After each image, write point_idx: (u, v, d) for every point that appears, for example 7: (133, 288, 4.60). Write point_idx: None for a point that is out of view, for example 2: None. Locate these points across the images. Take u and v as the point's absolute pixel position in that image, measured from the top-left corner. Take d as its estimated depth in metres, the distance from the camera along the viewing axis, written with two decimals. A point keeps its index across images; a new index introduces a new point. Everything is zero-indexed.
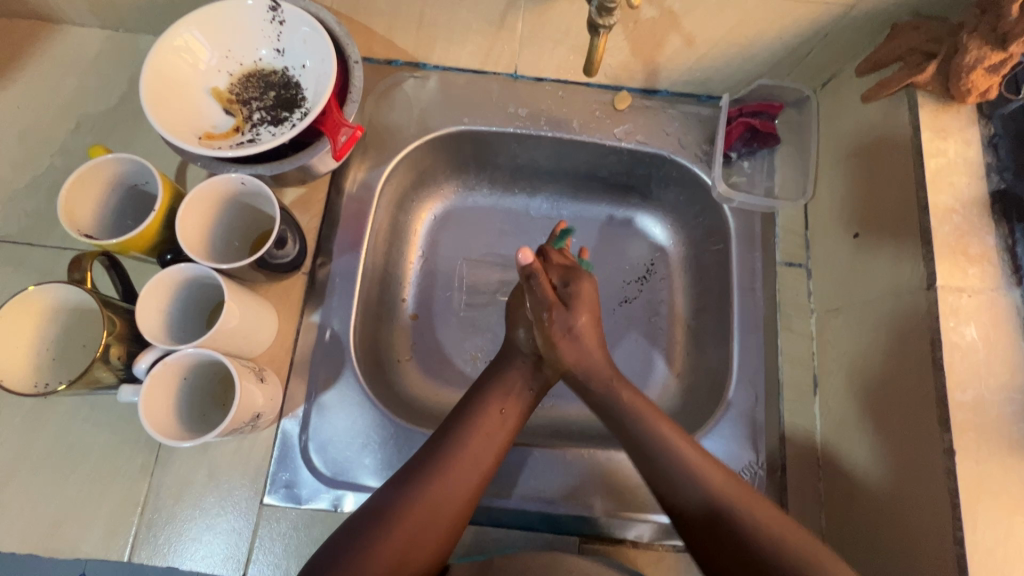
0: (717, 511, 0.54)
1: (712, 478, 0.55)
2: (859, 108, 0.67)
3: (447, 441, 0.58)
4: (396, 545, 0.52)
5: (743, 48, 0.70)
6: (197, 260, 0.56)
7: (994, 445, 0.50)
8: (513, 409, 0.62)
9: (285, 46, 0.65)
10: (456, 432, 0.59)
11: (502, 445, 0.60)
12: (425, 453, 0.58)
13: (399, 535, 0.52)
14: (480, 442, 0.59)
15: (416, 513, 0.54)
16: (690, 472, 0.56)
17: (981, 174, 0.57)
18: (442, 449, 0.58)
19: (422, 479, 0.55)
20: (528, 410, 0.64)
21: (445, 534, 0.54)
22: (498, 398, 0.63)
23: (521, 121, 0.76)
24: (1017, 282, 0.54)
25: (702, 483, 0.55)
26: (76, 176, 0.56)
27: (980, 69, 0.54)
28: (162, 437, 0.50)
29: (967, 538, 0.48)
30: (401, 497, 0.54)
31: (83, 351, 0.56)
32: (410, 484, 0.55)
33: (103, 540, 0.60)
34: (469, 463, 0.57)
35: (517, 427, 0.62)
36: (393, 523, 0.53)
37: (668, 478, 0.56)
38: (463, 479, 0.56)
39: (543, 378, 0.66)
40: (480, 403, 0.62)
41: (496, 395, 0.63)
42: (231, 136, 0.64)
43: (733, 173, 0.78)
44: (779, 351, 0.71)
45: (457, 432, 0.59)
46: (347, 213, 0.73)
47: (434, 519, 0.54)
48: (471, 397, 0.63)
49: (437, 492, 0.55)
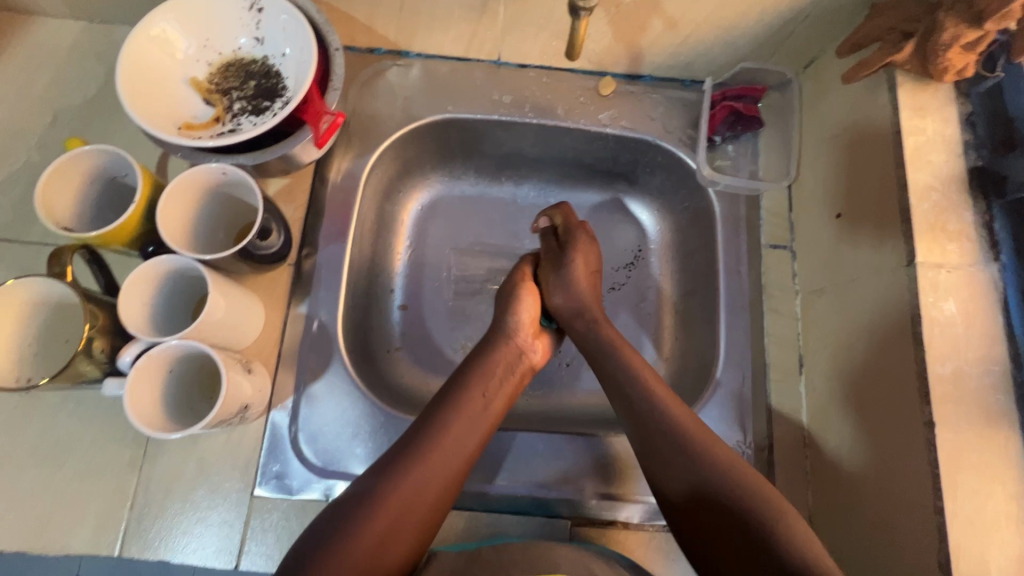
0: (705, 489, 0.54)
1: (724, 459, 0.55)
2: (840, 89, 0.68)
3: (432, 424, 0.58)
4: (380, 530, 0.51)
5: (725, 32, 0.70)
6: (178, 252, 0.55)
7: (972, 416, 0.51)
8: (496, 393, 0.62)
9: (264, 34, 0.64)
10: (442, 415, 0.59)
11: (485, 429, 0.60)
12: (408, 439, 0.57)
13: (379, 521, 0.51)
14: (463, 425, 0.59)
15: (397, 500, 0.53)
16: (690, 453, 0.56)
17: (959, 152, 0.58)
18: (425, 434, 0.57)
19: (404, 464, 0.55)
20: (512, 395, 0.64)
21: (425, 522, 0.54)
22: (481, 381, 0.62)
23: (505, 107, 0.76)
24: (994, 257, 0.55)
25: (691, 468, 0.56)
26: (54, 167, 0.55)
27: (957, 47, 0.55)
28: (145, 429, 0.50)
29: (947, 508, 0.49)
30: (381, 484, 0.54)
31: (66, 345, 0.54)
32: (395, 469, 0.54)
33: (93, 536, 0.60)
34: (452, 446, 0.57)
35: (501, 409, 0.62)
36: (372, 509, 0.52)
37: (664, 459, 0.57)
38: (447, 461, 0.56)
39: (526, 361, 0.67)
40: (464, 385, 0.62)
41: (480, 378, 0.63)
42: (211, 126, 0.64)
43: (717, 156, 0.79)
44: (765, 332, 0.72)
45: (442, 415, 0.59)
46: (333, 203, 0.72)
47: (415, 506, 0.53)
48: (455, 380, 0.63)
49: (419, 479, 0.54)
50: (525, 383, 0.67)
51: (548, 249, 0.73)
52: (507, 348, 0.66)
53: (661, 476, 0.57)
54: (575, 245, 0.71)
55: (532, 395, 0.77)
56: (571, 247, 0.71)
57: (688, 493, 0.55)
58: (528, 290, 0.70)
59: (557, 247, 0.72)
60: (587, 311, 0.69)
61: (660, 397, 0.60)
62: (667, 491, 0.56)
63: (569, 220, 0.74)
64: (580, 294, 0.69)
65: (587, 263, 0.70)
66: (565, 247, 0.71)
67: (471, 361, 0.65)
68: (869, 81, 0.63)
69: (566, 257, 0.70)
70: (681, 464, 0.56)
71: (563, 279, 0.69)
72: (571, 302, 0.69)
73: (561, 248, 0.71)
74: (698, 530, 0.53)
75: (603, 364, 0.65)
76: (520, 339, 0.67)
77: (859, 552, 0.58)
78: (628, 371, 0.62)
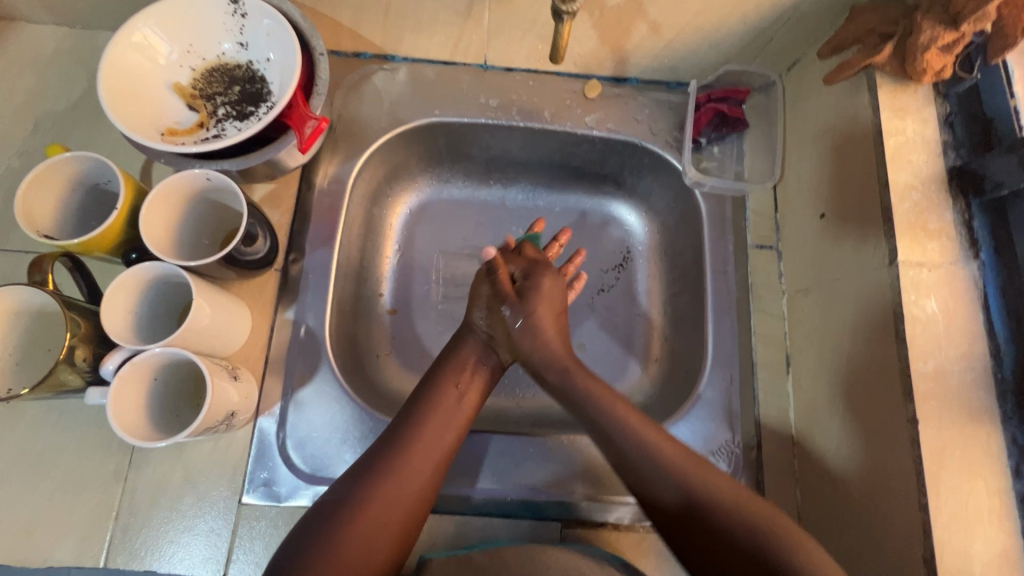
0: (696, 507, 0.53)
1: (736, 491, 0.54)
2: (822, 91, 0.69)
3: (409, 421, 0.58)
4: (362, 533, 0.51)
5: (709, 34, 0.71)
6: (163, 258, 0.54)
7: (954, 412, 0.51)
8: (468, 387, 0.62)
9: (248, 39, 0.64)
10: (417, 411, 0.59)
11: (461, 424, 0.60)
12: (385, 434, 0.57)
13: (361, 525, 0.51)
14: (439, 420, 0.59)
15: (376, 498, 0.53)
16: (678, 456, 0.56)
17: (938, 152, 0.58)
18: (387, 445, 0.56)
19: (384, 460, 0.55)
20: (485, 388, 0.64)
21: (408, 518, 0.53)
22: (453, 376, 0.63)
23: (492, 111, 0.76)
24: (974, 255, 0.55)
25: (679, 476, 0.54)
26: (34, 175, 0.54)
27: (934, 48, 0.55)
28: (130, 439, 0.49)
29: (931, 503, 0.49)
30: (359, 489, 0.53)
31: (48, 354, 0.54)
32: (370, 471, 0.54)
33: (77, 547, 0.59)
34: (432, 436, 0.57)
35: (479, 399, 0.63)
36: (358, 508, 0.52)
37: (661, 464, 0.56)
38: (424, 457, 0.56)
39: (497, 359, 0.67)
40: (435, 384, 0.62)
41: (453, 371, 0.63)
42: (195, 131, 0.63)
43: (703, 158, 0.80)
44: (752, 332, 0.72)
45: (415, 415, 0.59)
46: (320, 208, 0.72)
47: (395, 507, 0.53)
48: (428, 377, 0.63)
49: (397, 478, 0.54)
50: (496, 377, 0.67)
51: (501, 298, 0.66)
52: (478, 341, 0.67)
53: (648, 491, 0.56)
54: (540, 299, 0.66)
55: (523, 397, 0.77)
56: (532, 295, 0.66)
57: (676, 508, 0.54)
58: (500, 294, 0.68)
59: (517, 295, 0.66)
60: (557, 361, 0.64)
61: (646, 410, 0.59)
62: (660, 503, 0.55)
63: (525, 267, 0.69)
64: (548, 347, 0.65)
65: (553, 305, 0.67)
66: (523, 296, 0.66)
67: (442, 359, 0.65)
68: (850, 83, 0.64)
69: (529, 308, 0.65)
70: (670, 480, 0.55)
71: (530, 329, 0.65)
72: (535, 357, 0.65)
73: (525, 294, 0.66)
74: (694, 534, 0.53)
75: (567, 353, 0.66)
76: (492, 334, 0.68)
77: (847, 550, 0.58)
78: (589, 392, 0.61)
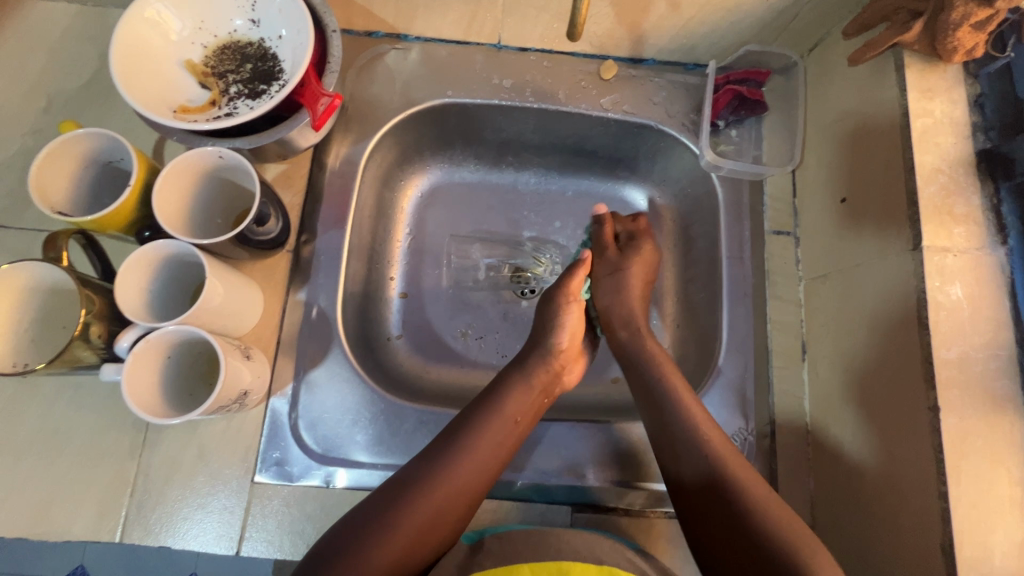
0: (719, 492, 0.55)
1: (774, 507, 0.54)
2: (846, 71, 0.67)
3: (468, 435, 0.58)
4: (406, 537, 0.52)
5: (729, 13, 0.70)
6: (175, 237, 0.54)
7: (978, 399, 0.50)
8: (529, 412, 0.62)
9: (260, 16, 0.64)
10: (476, 428, 0.58)
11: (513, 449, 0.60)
12: (455, 427, 0.59)
13: (407, 530, 0.52)
14: (493, 445, 0.58)
15: (426, 508, 0.54)
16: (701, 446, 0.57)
17: (967, 134, 0.57)
18: (444, 457, 0.56)
19: (440, 473, 0.55)
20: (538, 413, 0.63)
21: (461, 515, 0.55)
22: (515, 401, 0.61)
23: (506, 92, 0.75)
24: (1002, 241, 0.54)
25: (705, 460, 0.57)
26: (47, 151, 0.54)
27: (966, 26, 0.53)
28: (145, 416, 0.49)
29: (950, 492, 0.48)
30: (410, 492, 0.54)
31: (63, 332, 0.54)
32: (425, 475, 0.55)
33: (93, 522, 0.60)
34: (486, 458, 0.57)
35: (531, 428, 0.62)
36: (410, 505, 0.53)
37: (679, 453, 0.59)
38: (477, 476, 0.56)
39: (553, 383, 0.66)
40: (498, 402, 0.61)
41: (516, 396, 0.61)
42: (207, 109, 0.62)
43: (721, 141, 0.78)
44: (768, 319, 0.71)
45: (475, 431, 0.58)
46: (331, 189, 0.71)
47: (439, 518, 0.54)
48: (492, 394, 0.62)
49: (447, 491, 0.55)
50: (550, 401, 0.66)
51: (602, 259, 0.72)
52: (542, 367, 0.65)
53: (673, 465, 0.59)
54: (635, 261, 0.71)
55: None
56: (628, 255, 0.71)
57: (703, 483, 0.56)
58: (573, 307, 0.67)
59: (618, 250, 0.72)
60: (632, 323, 0.69)
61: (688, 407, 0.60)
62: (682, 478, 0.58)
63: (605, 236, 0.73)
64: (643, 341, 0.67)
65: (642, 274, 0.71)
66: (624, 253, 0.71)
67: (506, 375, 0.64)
68: (876, 63, 0.62)
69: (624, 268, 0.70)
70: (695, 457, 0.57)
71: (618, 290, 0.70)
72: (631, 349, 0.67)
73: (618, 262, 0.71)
74: (726, 546, 0.54)
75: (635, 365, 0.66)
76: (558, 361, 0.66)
77: (859, 538, 0.58)
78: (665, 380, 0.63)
